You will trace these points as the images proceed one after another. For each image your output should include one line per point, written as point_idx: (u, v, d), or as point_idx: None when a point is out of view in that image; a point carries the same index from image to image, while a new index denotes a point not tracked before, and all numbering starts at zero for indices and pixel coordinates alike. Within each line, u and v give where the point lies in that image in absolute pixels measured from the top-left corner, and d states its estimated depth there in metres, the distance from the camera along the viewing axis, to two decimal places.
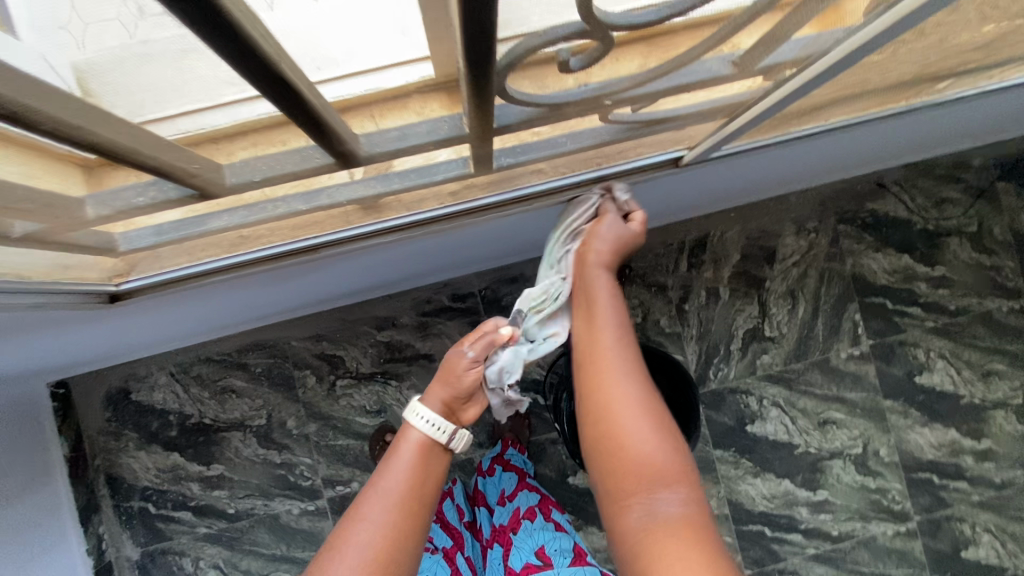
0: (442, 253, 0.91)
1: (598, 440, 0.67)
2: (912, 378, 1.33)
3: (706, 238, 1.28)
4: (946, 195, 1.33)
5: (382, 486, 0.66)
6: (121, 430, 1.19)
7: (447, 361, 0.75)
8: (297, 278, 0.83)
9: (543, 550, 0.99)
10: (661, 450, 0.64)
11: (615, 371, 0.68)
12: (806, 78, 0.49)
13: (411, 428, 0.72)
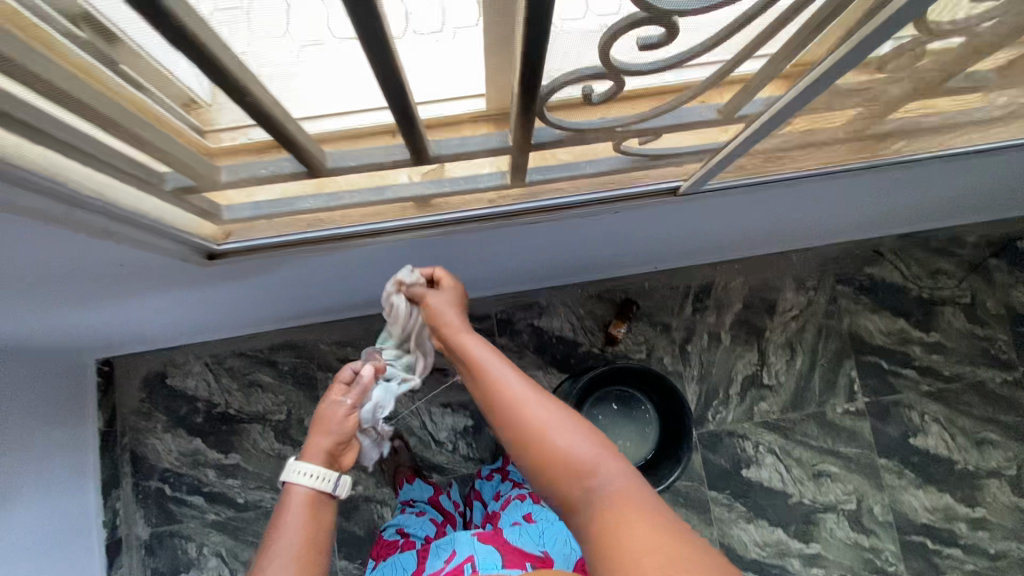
0: (473, 261, 0.96)
1: (538, 463, 0.62)
2: (907, 439, 1.36)
3: (710, 285, 1.38)
4: (941, 267, 1.42)
5: (276, 543, 0.67)
6: (152, 412, 1.28)
7: (321, 415, 0.81)
8: (341, 275, 0.93)
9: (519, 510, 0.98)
10: (588, 445, 0.60)
11: (525, 398, 0.66)
12: (783, 133, 0.60)
13: (293, 488, 0.74)
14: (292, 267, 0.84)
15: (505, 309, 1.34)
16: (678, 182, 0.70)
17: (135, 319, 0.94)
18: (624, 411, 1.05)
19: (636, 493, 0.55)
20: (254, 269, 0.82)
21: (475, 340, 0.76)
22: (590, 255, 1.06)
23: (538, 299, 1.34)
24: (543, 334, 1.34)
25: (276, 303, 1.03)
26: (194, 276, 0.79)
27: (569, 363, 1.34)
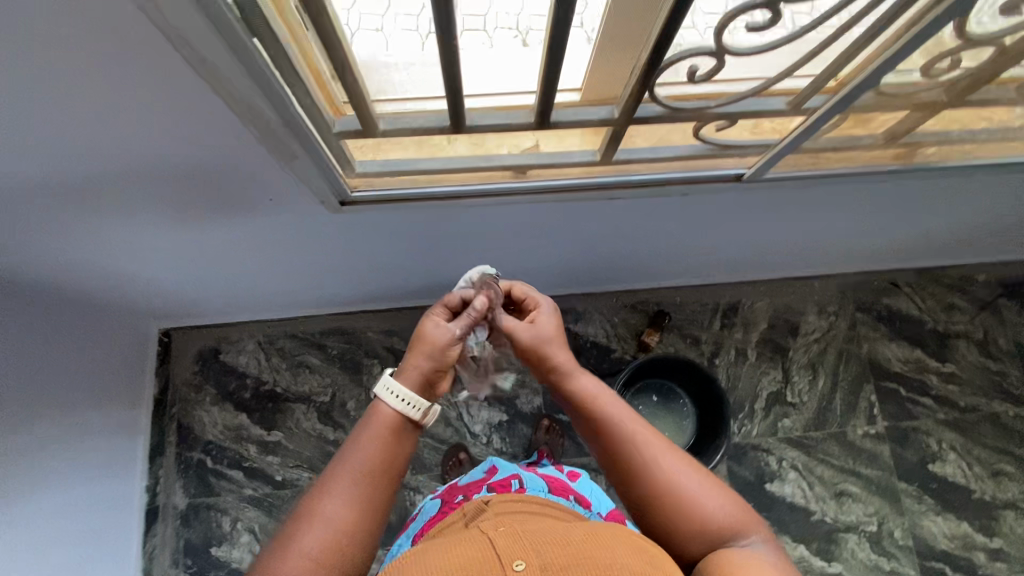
0: (527, 247, 1.02)
1: (672, 521, 0.60)
2: (925, 465, 1.40)
3: (738, 304, 1.46)
4: (953, 302, 1.51)
5: (347, 473, 0.60)
6: (203, 385, 1.34)
7: (422, 335, 0.72)
8: (413, 254, 1.02)
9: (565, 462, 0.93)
10: (727, 505, 0.61)
11: (655, 448, 0.63)
12: (831, 133, 0.71)
13: (380, 407, 0.65)
14: (375, 237, 0.93)
15: None
16: (742, 170, 0.77)
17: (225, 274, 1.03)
18: (664, 402, 1.11)
19: (776, 559, 0.58)
20: (344, 235, 0.91)
21: (578, 372, 0.70)
22: (635, 257, 1.15)
23: (575, 305, 1.43)
24: (578, 338, 1.42)
25: (334, 274, 1.10)
26: (294, 237, 0.89)
27: (602, 367, 1.40)
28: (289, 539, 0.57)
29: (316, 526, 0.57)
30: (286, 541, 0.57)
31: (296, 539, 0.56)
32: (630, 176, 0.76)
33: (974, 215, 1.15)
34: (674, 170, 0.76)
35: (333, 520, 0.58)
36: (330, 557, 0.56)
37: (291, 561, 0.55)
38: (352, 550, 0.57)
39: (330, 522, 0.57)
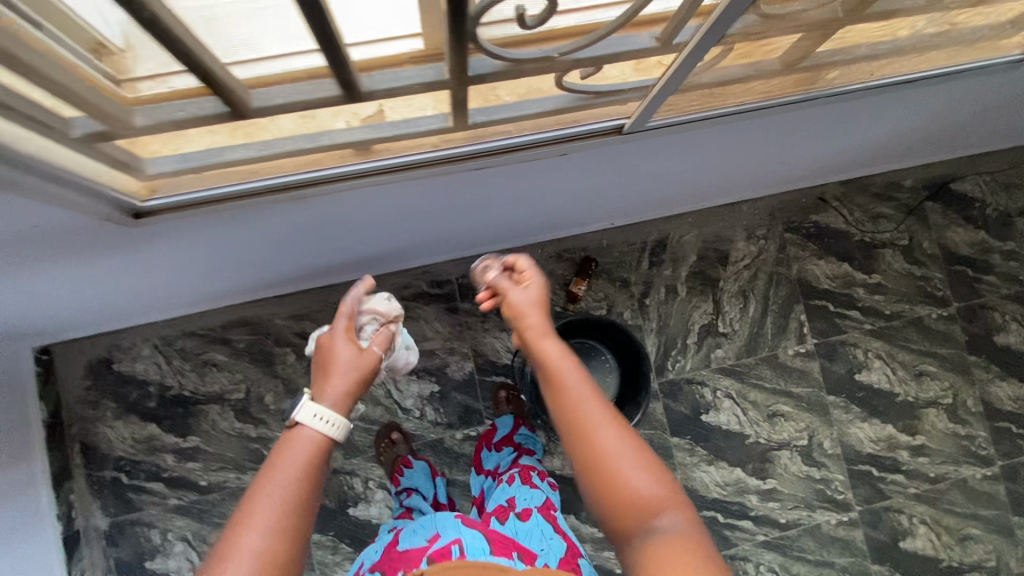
0: (411, 216, 0.92)
1: (599, 491, 0.61)
2: (852, 376, 1.44)
3: (666, 239, 1.40)
4: (881, 211, 1.48)
5: (269, 501, 0.58)
6: (100, 399, 1.22)
7: (339, 356, 0.73)
8: (287, 239, 0.91)
9: (512, 500, 0.95)
10: (655, 486, 0.60)
11: (594, 418, 0.63)
12: (723, 62, 0.60)
13: (302, 432, 0.65)
14: (232, 232, 0.81)
15: (466, 273, 1.32)
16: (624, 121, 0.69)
17: (79, 297, 0.91)
18: (585, 362, 1.05)
19: (694, 544, 0.57)
20: (193, 236, 0.79)
21: (542, 340, 0.72)
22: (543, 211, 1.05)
23: (498, 261, 1.34)
24: None
25: (209, 272, 0.98)
26: (134, 246, 0.76)
27: None
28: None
29: (236, 565, 0.54)
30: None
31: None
32: (501, 142, 0.66)
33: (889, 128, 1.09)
34: (546, 130, 0.67)
35: (258, 553, 0.55)
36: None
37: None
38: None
39: (255, 555, 0.55)
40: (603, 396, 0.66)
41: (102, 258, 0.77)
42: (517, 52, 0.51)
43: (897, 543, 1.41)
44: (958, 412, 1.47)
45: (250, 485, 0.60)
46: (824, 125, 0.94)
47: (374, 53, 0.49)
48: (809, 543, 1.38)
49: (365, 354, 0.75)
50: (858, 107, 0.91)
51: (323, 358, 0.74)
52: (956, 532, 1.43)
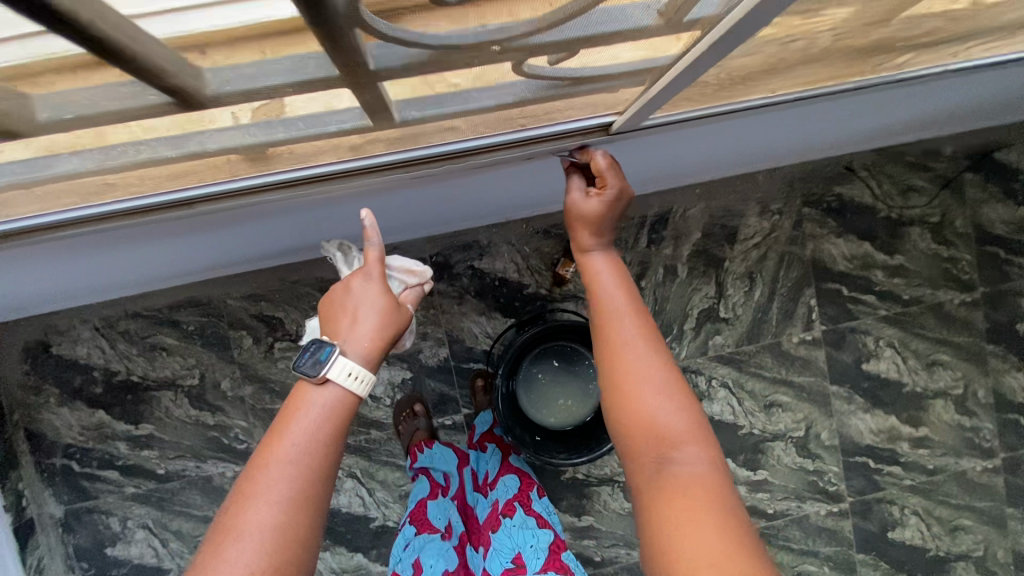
0: (381, 220, 0.87)
1: (620, 416, 0.58)
2: (859, 365, 1.34)
3: (668, 213, 1.24)
4: (913, 183, 1.32)
5: (281, 471, 0.54)
6: (41, 385, 1.12)
7: (371, 302, 0.66)
8: (253, 238, 0.87)
9: (520, 555, 0.86)
10: (682, 420, 0.55)
11: (632, 337, 0.61)
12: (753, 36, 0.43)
13: (328, 388, 0.60)
14: (195, 232, 0.78)
15: (440, 250, 1.18)
16: (610, 118, 0.65)
17: (41, 287, 0.87)
18: (567, 367, 0.97)
19: (712, 490, 0.52)
20: (156, 237, 0.77)
21: (599, 259, 0.69)
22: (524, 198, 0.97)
23: (477, 237, 1.19)
24: (484, 276, 1.20)
25: (178, 270, 0.95)
26: (93, 245, 0.74)
27: (514, 307, 1.22)
28: (219, 553, 0.50)
29: (248, 538, 0.51)
30: (214, 556, 0.50)
31: (228, 553, 0.50)
32: (460, 144, 0.63)
33: (929, 109, 0.95)
34: (505, 132, 0.63)
35: (271, 524, 0.52)
36: (274, 565, 0.50)
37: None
38: (297, 554, 0.52)
39: (267, 528, 0.51)
40: (650, 320, 0.63)
41: (61, 254, 0.74)
42: (437, 32, 0.38)
43: (885, 534, 1.37)
44: (968, 403, 1.38)
45: (256, 451, 0.56)
46: (839, 113, 0.86)
47: (226, 23, 0.35)
48: (796, 533, 1.34)
49: (398, 307, 0.68)
50: (874, 97, 0.83)
51: (349, 304, 0.66)
52: (948, 522, 1.39)
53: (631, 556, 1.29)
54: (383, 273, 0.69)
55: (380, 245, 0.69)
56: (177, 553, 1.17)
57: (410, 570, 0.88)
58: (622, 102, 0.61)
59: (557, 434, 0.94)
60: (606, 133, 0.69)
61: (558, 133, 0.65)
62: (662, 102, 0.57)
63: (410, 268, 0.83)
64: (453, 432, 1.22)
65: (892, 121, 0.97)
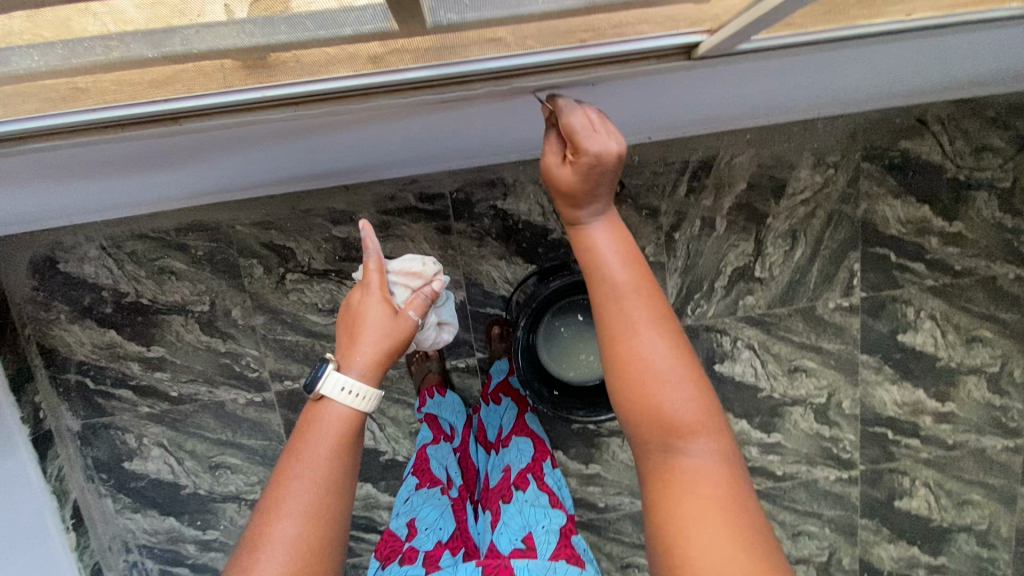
0: (407, 147, 0.78)
1: (626, 405, 0.50)
2: (895, 336, 1.27)
3: (713, 159, 1.14)
4: (989, 142, 1.18)
5: (297, 486, 0.53)
6: (50, 301, 1.10)
7: (367, 318, 0.63)
8: (272, 168, 0.79)
9: (531, 536, 0.80)
10: (695, 409, 0.49)
11: (638, 321, 0.50)
12: None
13: (329, 402, 0.57)
14: (200, 161, 0.70)
15: (462, 187, 1.11)
16: (697, 38, 0.54)
17: (44, 207, 0.82)
18: (591, 322, 0.92)
19: (722, 486, 0.48)
20: (162, 164, 0.69)
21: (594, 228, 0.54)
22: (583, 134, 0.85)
23: (502, 174, 1.10)
24: (507, 218, 1.13)
25: (186, 194, 0.88)
26: (95, 171, 0.67)
27: (536, 252, 1.15)
28: (244, 568, 0.50)
29: (268, 552, 0.50)
30: (240, 566, 0.50)
31: (252, 567, 0.50)
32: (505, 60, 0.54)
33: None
34: (560, 48, 0.53)
35: (291, 539, 0.51)
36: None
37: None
38: (320, 564, 0.52)
39: (288, 542, 0.51)
40: (659, 295, 0.52)
41: (54, 180, 0.68)
42: None
43: (892, 502, 1.36)
44: (1001, 382, 1.32)
45: (275, 468, 0.55)
46: (943, 56, 0.73)
47: None
48: (802, 495, 1.34)
49: (400, 317, 0.64)
50: (1001, 35, 0.69)
51: (350, 320, 0.64)
52: (958, 496, 1.37)
53: (635, 504, 1.30)
54: (383, 285, 0.66)
55: (380, 253, 0.67)
56: (192, 471, 1.20)
57: (405, 525, 0.85)
58: (714, 21, 0.51)
59: (576, 389, 0.91)
60: (687, 57, 0.58)
61: (626, 54, 0.55)
62: (777, 16, 0.46)
63: (410, 270, 0.72)
64: (466, 375, 1.20)
65: (1000, 65, 0.83)
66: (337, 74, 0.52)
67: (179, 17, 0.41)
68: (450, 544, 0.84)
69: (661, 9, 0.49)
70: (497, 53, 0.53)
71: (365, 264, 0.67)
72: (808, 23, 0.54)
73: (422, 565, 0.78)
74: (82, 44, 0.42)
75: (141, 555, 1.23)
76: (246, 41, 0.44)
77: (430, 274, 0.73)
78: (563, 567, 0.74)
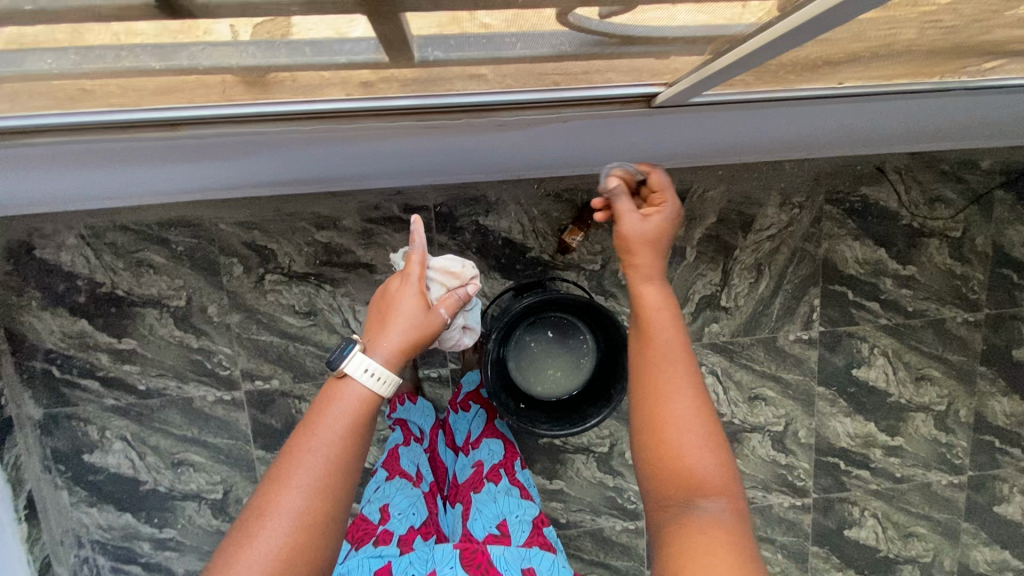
0: (393, 164, 0.82)
1: (648, 455, 0.56)
2: (850, 370, 1.33)
3: (686, 192, 1.20)
4: (941, 194, 1.27)
5: (309, 460, 0.53)
6: (22, 287, 1.09)
7: (401, 308, 0.64)
8: (263, 174, 0.82)
9: (505, 523, 0.86)
10: (716, 470, 0.54)
11: (676, 378, 0.57)
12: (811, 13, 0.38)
13: (349, 381, 0.57)
14: (191, 160, 0.73)
15: (445, 201, 1.14)
16: (655, 89, 0.61)
17: (29, 194, 0.83)
18: (561, 339, 0.96)
19: (733, 538, 0.52)
20: (158, 160, 0.71)
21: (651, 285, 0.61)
22: (569, 162, 0.90)
23: (485, 192, 1.15)
24: (488, 234, 1.16)
25: (172, 191, 0.90)
26: (89, 161, 0.69)
27: (514, 269, 1.19)
28: (249, 534, 0.51)
29: (273, 520, 0.51)
30: (244, 535, 0.51)
31: (257, 533, 0.51)
32: (482, 96, 0.59)
33: (983, 120, 0.89)
34: (535, 90, 0.59)
35: (297, 510, 0.52)
36: (299, 551, 0.51)
37: (251, 558, 0.50)
38: (319, 538, 0.52)
39: (295, 513, 0.52)
40: (693, 364, 0.58)
41: (45, 168, 0.69)
42: None
43: (842, 531, 1.41)
44: (947, 420, 1.39)
45: (287, 442, 0.55)
46: (895, 115, 0.80)
47: None
48: (756, 520, 1.38)
49: (431, 311, 0.65)
50: (941, 102, 0.76)
51: (384, 305, 0.65)
52: (904, 528, 1.43)
53: (595, 522, 1.33)
54: (422, 277, 0.66)
55: (425, 249, 0.67)
56: (153, 467, 1.19)
57: (377, 510, 0.87)
58: (672, 73, 0.57)
59: (541, 403, 0.94)
60: (647, 105, 0.64)
61: (597, 99, 0.61)
62: (718, 81, 0.53)
63: (451, 269, 0.77)
64: (438, 386, 1.22)
65: (947, 127, 0.91)
66: (330, 96, 0.57)
67: (185, 35, 0.44)
68: (422, 529, 0.87)
69: (626, 60, 0.54)
70: (473, 89, 0.59)
71: (408, 257, 0.68)
72: (756, 84, 0.60)
73: (396, 546, 0.82)
74: (92, 52, 0.45)
75: (93, 551, 1.21)
76: (250, 60, 0.47)
77: (467, 276, 0.78)
78: (537, 554, 0.82)
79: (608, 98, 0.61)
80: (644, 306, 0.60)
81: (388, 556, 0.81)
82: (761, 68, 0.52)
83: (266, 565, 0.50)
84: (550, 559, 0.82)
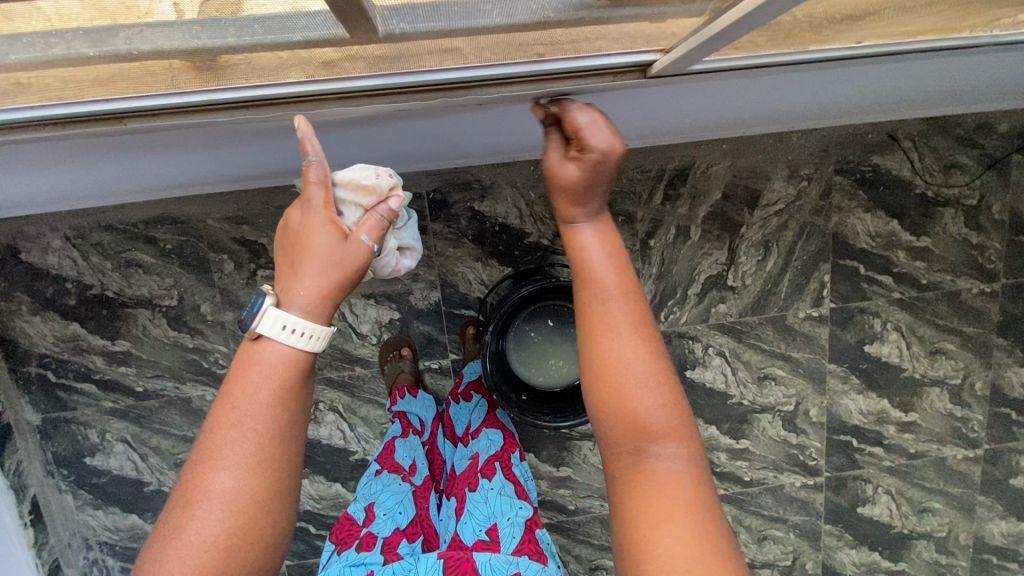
0: (380, 153, 0.78)
1: (598, 405, 0.53)
2: (862, 346, 1.30)
3: (689, 168, 1.15)
4: (956, 160, 1.22)
5: (234, 436, 0.49)
6: (10, 292, 1.06)
7: (309, 245, 0.57)
8: (240, 168, 0.78)
9: (495, 528, 0.81)
10: (668, 414, 0.52)
11: (621, 323, 0.53)
12: None
13: (266, 341, 0.53)
14: (163, 154, 0.69)
15: (439, 187, 1.10)
16: (652, 56, 0.56)
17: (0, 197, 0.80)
18: (562, 328, 0.93)
19: (689, 485, 0.51)
20: (128, 155, 0.67)
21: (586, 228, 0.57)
22: None
23: (480, 176, 1.10)
24: (484, 220, 1.12)
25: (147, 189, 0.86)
26: (52, 159, 0.65)
27: (513, 255, 1.15)
28: (178, 528, 0.47)
29: (207, 507, 0.48)
30: (175, 530, 0.47)
31: (186, 524, 0.47)
32: (460, 71, 0.55)
33: (1005, 82, 0.84)
34: (517, 62, 0.55)
35: (232, 492, 0.48)
36: (238, 535, 0.48)
37: (182, 552, 0.46)
38: (265, 516, 0.49)
39: (227, 495, 0.48)
40: (644, 305, 0.55)
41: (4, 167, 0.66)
42: None
43: (855, 509, 1.39)
44: (963, 393, 1.35)
45: (209, 415, 0.51)
46: (908, 78, 0.75)
47: None
48: (768, 500, 1.36)
49: (350, 242, 0.58)
50: (959, 61, 0.71)
51: (292, 245, 0.58)
52: (918, 504, 1.40)
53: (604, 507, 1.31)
54: (327, 201, 0.59)
55: (323, 160, 0.58)
56: (157, 468, 1.18)
57: (363, 509, 0.84)
58: (670, 37, 0.53)
59: (544, 394, 0.91)
60: (643, 75, 0.59)
61: (586, 70, 0.56)
62: (723, 42, 0.48)
63: (361, 182, 0.62)
64: (439, 376, 1.20)
65: (966, 92, 0.85)
66: (289, 79, 0.53)
67: (124, 15, 0.41)
68: (408, 531, 0.83)
69: (615, 24, 0.50)
70: (449, 64, 0.54)
71: (305, 176, 0.59)
72: (764, 46, 0.55)
73: (379, 552, 0.77)
74: (20, 39, 0.42)
75: (101, 552, 1.21)
76: (202, 38, 0.44)
77: (386, 188, 0.63)
78: (525, 561, 0.75)
79: (598, 69, 0.56)
80: (588, 248, 0.57)
81: (370, 564, 0.75)
82: (771, 26, 0.47)
83: (204, 556, 0.47)
84: (538, 568, 0.75)
